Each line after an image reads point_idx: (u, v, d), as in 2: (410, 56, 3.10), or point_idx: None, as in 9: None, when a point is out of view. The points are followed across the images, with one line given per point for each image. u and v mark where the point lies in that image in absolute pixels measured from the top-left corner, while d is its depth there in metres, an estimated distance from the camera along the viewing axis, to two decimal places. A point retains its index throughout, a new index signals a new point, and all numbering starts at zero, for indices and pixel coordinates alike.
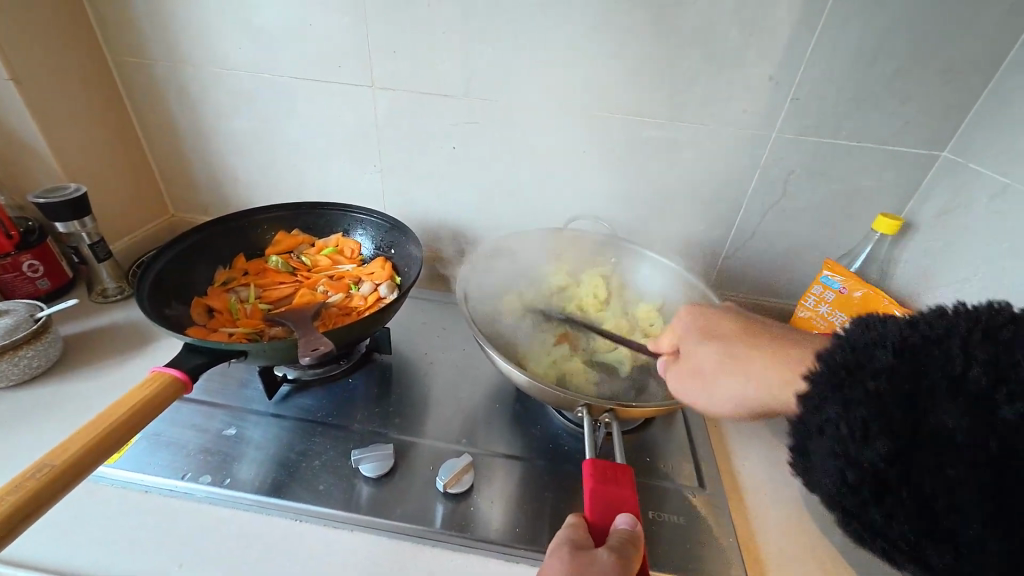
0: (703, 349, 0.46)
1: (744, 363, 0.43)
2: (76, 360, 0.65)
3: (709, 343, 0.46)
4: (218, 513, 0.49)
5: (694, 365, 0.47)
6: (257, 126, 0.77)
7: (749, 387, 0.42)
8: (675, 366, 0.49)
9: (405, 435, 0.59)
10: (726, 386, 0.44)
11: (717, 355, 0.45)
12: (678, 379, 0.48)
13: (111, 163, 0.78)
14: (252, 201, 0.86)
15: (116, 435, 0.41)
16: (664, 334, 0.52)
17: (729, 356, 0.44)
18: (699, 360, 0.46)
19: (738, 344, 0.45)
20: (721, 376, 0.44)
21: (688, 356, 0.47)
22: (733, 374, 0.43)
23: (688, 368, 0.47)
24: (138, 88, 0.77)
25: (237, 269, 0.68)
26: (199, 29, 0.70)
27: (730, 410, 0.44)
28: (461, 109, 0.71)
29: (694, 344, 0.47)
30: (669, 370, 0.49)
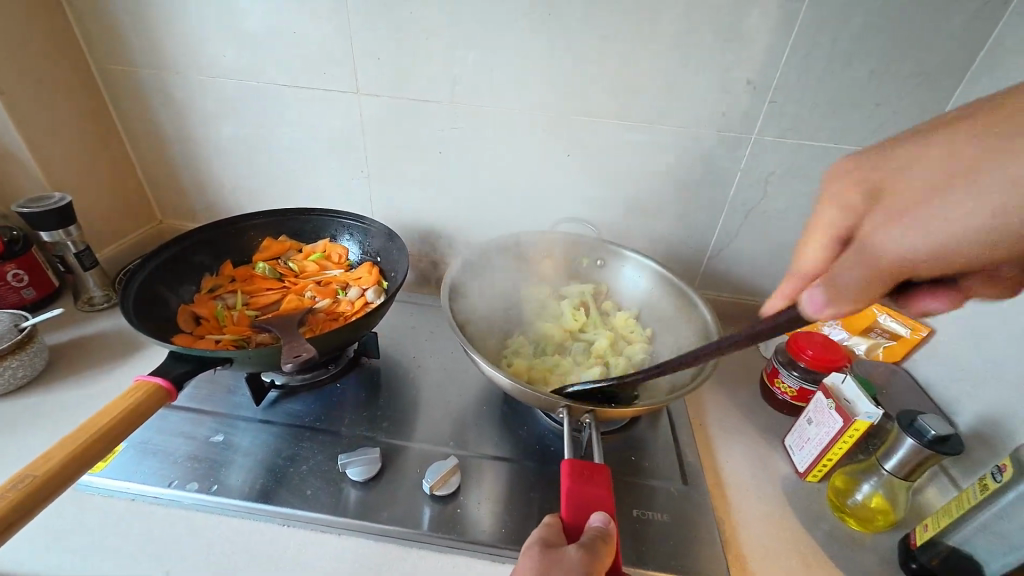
0: (919, 190, 0.24)
1: (966, 183, 0.22)
2: (62, 369, 0.65)
3: (917, 164, 0.25)
4: (205, 520, 0.50)
5: (895, 208, 0.25)
6: (243, 133, 0.78)
7: (996, 199, 0.20)
8: (861, 242, 0.26)
9: (393, 438, 0.60)
10: (913, 234, 0.23)
11: (879, 206, 0.26)
12: (864, 243, 0.25)
13: (95, 172, 0.78)
14: (240, 206, 0.86)
15: (98, 445, 0.41)
16: (805, 244, 0.32)
17: (900, 211, 0.24)
18: (921, 196, 0.24)
19: (968, 142, 0.23)
20: (937, 204, 0.23)
21: (917, 235, 0.23)
22: (966, 193, 0.22)
23: (884, 222, 0.25)
24: (123, 96, 0.77)
25: (224, 276, 0.69)
26: (183, 37, 0.71)
27: (907, 260, 0.24)
28: (446, 113, 0.72)
29: (913, 172, 0.25)
30: (829, 268, 0.27)
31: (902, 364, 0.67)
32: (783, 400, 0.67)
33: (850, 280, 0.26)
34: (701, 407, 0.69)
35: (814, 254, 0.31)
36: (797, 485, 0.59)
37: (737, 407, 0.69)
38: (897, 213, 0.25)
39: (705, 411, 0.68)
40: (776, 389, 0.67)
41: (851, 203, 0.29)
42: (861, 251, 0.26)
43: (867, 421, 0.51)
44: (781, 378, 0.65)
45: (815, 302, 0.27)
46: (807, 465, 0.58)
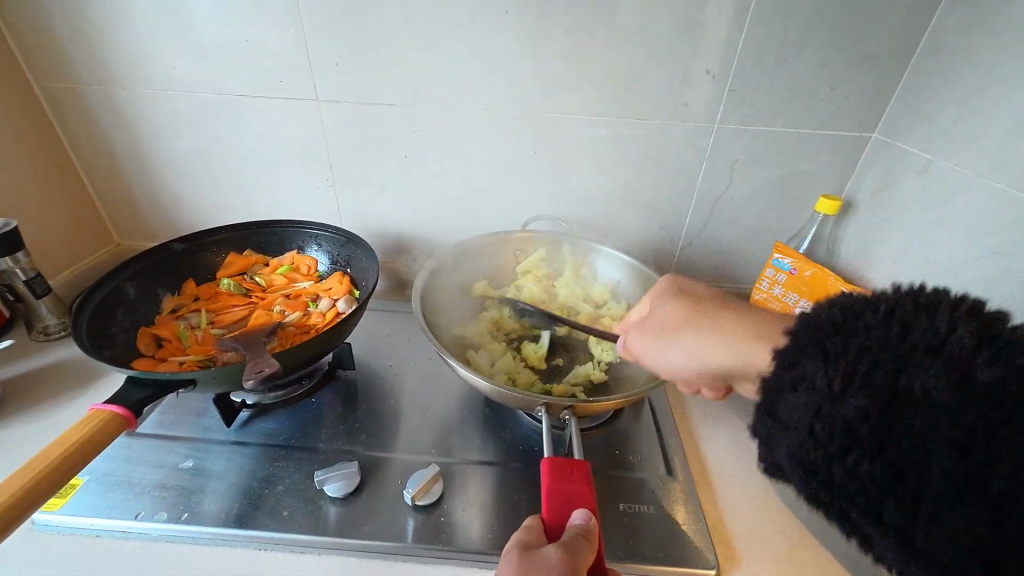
0: (663, 322, 0.49)
1: (739, 332, 0.43)
2: (16, 403, 0.61)
3: (670, 305, 0.49)
4: (177, 550, 0.48)
5: (658, 326, 0.49)
6: (201, 146, 0.75)
7: (708, 342, 0.44)
8: (640, 332, 0.50)
9: (373, 450, 0.58)
10: (681, 353, 0.46)
11: (662, 325, 0.48)
12: (641, 337, 0.50)
13: (44, 194, 0.74)
14: (202, 223, 0.83)
15: (32, 492, 0.38)
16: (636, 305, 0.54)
17: (665, 326, 0.48)
18: (663, 320, 0.49)
19: (698, 311, 0.47)
20: (672, 342, 0.47)
21: (657, 350, 0.48)
22: (708, 329, 0.45)
23: (651, 343, 0.49)
24: (70, 115, 0.74)
25: (187, 295, 0.66)
26: (131, 50, 0.68)
27: (680, 368, 0.47)
28: (409, 117, 0.71)
29: (663, 305, 0.50)
30: (632, 334, 0.51)
31: None
32: None
33: (647, 359, 0.50)
34: (682, 397, 0.69)
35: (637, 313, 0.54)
36: None
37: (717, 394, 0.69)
38: (658, 328, 0.49)
39: (686, 399, 0.69)
40: None
41: (660, 321, 0.49)
42: (632, 348, 0.51)
43: None
44: None
45: (623, 347, 0.53)
46: None
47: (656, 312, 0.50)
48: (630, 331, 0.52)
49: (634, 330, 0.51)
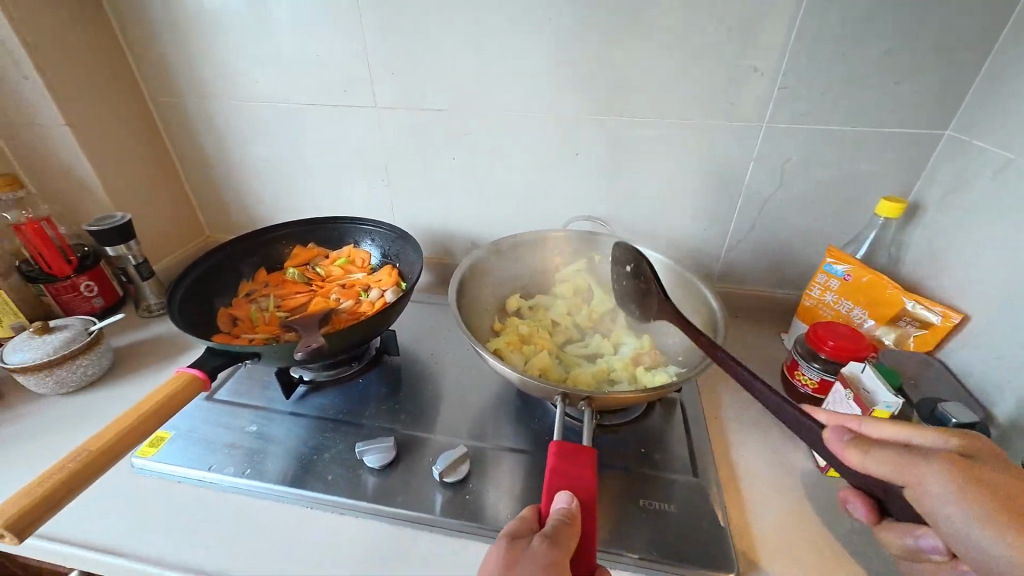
0: (1000, 482, 0.33)
1: None
2: (124, 367, 0.73)
3: (1016, 477, 0.33)
4: (240, 501, 0.55)
5: (989, 482, 0.32)
6: (277, 151, 0.85)
7: None
8: (938, 460, 0.33)
9: (411, 430, 0.63)
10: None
11: (1006, 494, 0.32)
12: (932, 474, 0.33)
13: (153, 192, 0.87)
14: (276, 219, 0.93)
15: (127, 439, 0.46)
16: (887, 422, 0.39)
17: (1005, 489, 0.32)
18: (988, 476, 0.33)
19: None
20: (1012, 519, 0.31)
21: (964, 495, 0.32)
22: None
23: (947, 478, 0.33)
24: (174, 125, 0.86)
25: (260, 281, 0.75)
26: (223, 68, 0.78)
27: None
28: (455, 121, 0.75)
29: (983, 463, 0.35)
30: (931, 471, 0.33)
31: (935, 354, 0.63)
32: (805, 393, 0.64)
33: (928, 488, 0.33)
34: (717, 402, 0.67)
35: (882, 430, 0.39)
36: (817, 480, 0.57)
37: (756, 402, 0.67)
38: (975, 476, 0.33)
39: (721, 404, 0.67)
40: (797, 381, 0.65)
41: (990, 473, 0.33)
42: (911, 468, 0.34)
43: (886, 410, 0.49)
44: (801, 370, 0.63)
45: (844, 438, 0.37)
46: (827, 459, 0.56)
47: (972, 463, 0.34)
48: (923, 462, 0.33)
49: (938, 466, 0.33)
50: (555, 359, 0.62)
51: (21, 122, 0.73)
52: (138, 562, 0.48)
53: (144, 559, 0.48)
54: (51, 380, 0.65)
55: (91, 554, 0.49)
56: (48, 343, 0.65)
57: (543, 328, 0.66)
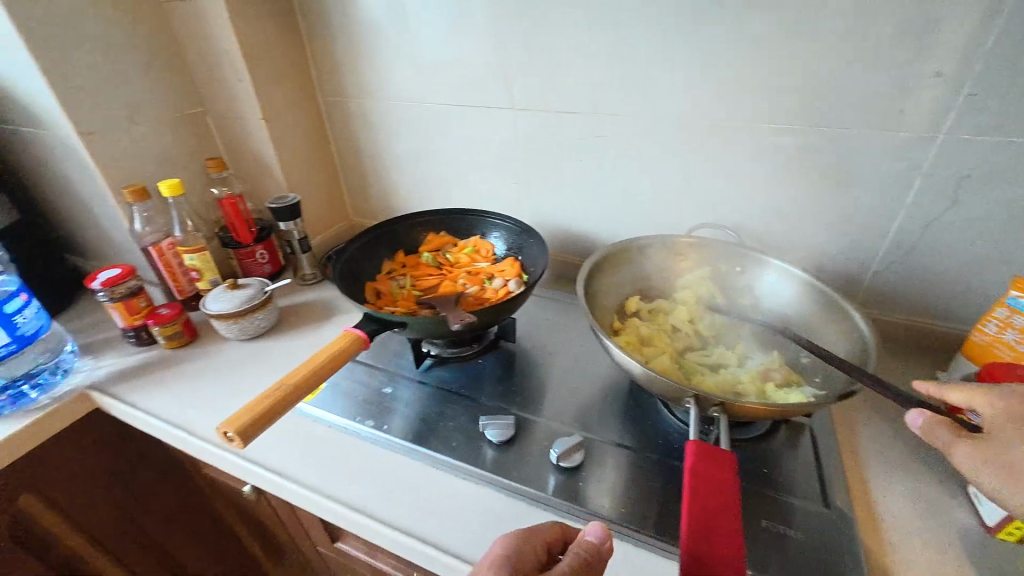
0: None
1: None
2: (286, 324, 0.86)
3: None
4: (378, 451, 0.62)
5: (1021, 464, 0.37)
6: (420, 147, 0.94)
7: None
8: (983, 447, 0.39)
9: (526, 413, 0.66)
10: None
11: None
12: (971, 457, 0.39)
13: (316, 178, 1.01)
14: (411, 208, 1.03)
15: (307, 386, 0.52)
16: (955, 389, 0.44)
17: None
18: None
19: None
20: None
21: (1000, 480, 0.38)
22: None
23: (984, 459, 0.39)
24: (337, 121, 0.99)
25: (397, 262, 0.83)
26: (383, 72, 0.89)
27: None
28: (588, 123, 0.78)
29: None
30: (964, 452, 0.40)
31: None
32: None
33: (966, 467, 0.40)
34: (853, 434, 0.62)
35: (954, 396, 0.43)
36: (981, 540, 0.50)
37: (902, 442, 0.61)
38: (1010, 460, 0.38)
39: (858, 438, 0.61)
40: None
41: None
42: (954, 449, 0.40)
43: None
44: None
45: (915, 420, 0.43)
46: (997, 520, 0.49)
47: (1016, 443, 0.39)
48: (957, 445, 0.40)
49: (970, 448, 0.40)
50: (678, 362, 0.61)
51: (230, 116, 0.90)
52: (301, 487, 0.59)
53: (307, 489, 0.58)
54: (237, 326, 0.80)
55: (270, 475, 0.60)
56: (236, 297, 0.79)
57: (664, 331, 0.66)
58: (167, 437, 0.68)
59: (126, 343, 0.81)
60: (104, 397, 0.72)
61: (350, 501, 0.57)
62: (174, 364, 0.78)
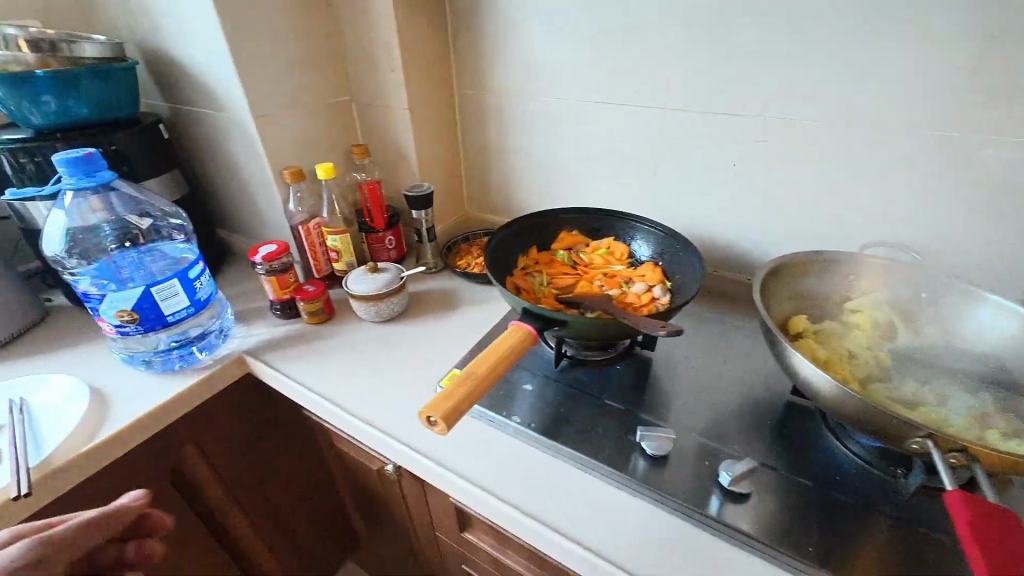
0: None
1: None
2: (415, 310, 0.88)
3: None
4: (527, 449, 0.63)
5: None
6: (552, 143, 0.93)
7: None
8: None
9: (676, 426, 0.63)
10: None
11: None
12: None
13: (443, 169, 1.03)
14: (532, 203, 1.03)
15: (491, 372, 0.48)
16: None
17: None
18: None
19: None
20: None
21: None
22: None
23: None
24: (469, 114, 1.00)
25: (531, 258, 0.81)
26: (526, 67, 0.88)
27: None
28: (750, 126, 0.73)
29: None
30: None
31: None
32: None
33: None
34: None
35: None
36: None
37: None
38: None
39: None
40: None
41: None
42: None
43: None
44: None
45: None
46: None
47: None
48: None
49: None
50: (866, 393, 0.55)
51: (374, 105, 0.93)
52: (456, 476, 0.60)
53: (455, 474, 0.60)
54: (374, 309, 0.82)
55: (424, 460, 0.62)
56: (377, 281, 0.82)
57: (842, 357, 0.60)
58: (313, 404, 0.72)
59: (272, 314, 0.87)
60: (258, 361, 0.77)
61: (507, 496, 0.57)
62: (316, 339, 0.82)
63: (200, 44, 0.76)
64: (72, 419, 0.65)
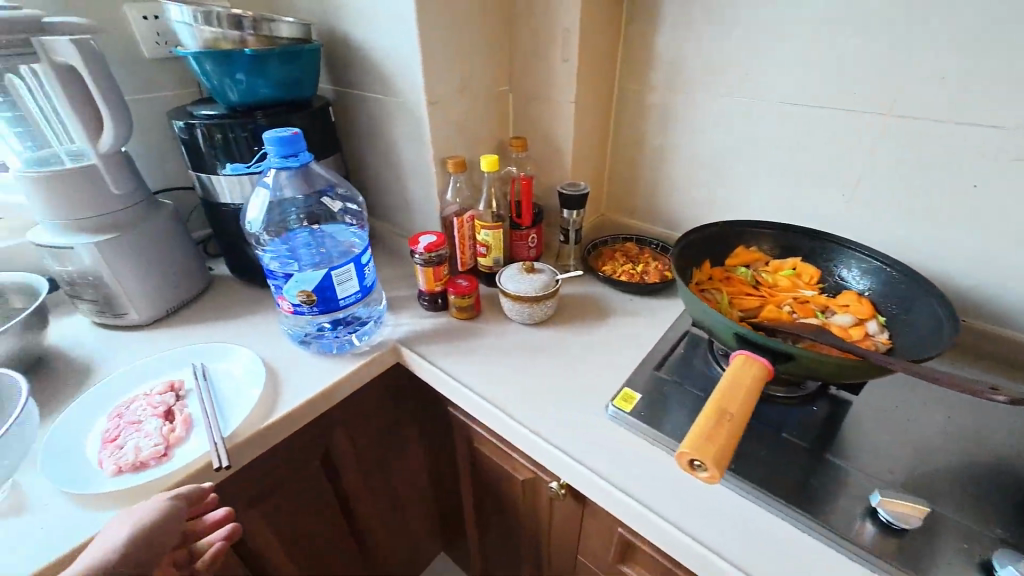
0: None
1: None
2: (562, 315, 0.84)
3: None
4: (725, 492, 0.55)
5: None
6: (725, 147, 0.85)
7: None
8: None
9: (904, 489, 0.54)
10: None
11: None
12: None
13: (591, 167, 0.98)
14: (684, 210, 0.95)
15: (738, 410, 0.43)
16: None
17: None
18: None
19: None
20: None
21: None
22: None
23: None
24: (627, 110, 0.94)
25: (704, 273, 0.73)
26: (711, 62, 0.80)
27: None
28: (1005, 143, 0.62)
29: None
30: None
31: None
32: None
33: None
34: None
35: None
36: None
37: None
38: None
39: None
40: None
41: None
42: None
43: None
44: None
45: None
46: None
47: None
48: None
49: None
50: None
51: (535, 96, 0.88)
52: (650, 512, 0.54)
53: (642, 503, 0.54)
54: (528, 311, 0.79)
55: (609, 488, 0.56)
56: (532, 283, 0.78)
57: None
58: (473, 408, 0.69)
59: (419, 304, 0.86)
60: (414, 354, 0.75)
61: (717, 546, 0.51)
62: (467, 335, 0.79)
63: (386, 28, 0.75)
64: (251, 392, 0.67)
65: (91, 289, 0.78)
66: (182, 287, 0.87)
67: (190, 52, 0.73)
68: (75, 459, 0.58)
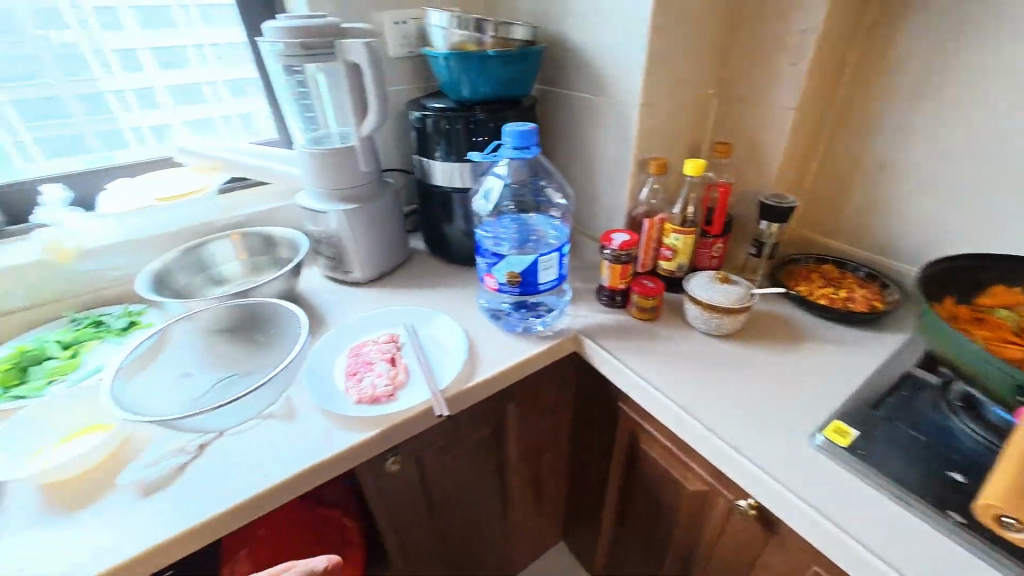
0: None
1: None
2: (750, 332, 0.79)
3: None
4: (980, 562, 0.47)
5: None
6: (985, 167, 0.73)
7: None
8: None
9: None
10: None
11: None
12: None
13: (795, 180, 0.91)
14: (908, 237, 0.84)
15: None
16: None
17: None
18: None
19: None
20: None
21: None
22: None
23: None
24: (851, 119, 0.85)
25: (949, 310, 0.64)
26: (984, 67, 0.69)
27: None
28: None
29: None
30: None
31: None
32: None
33: None
34: None
35: None
36: None
37: None
38: None
39: None
40: None
41: None
42: None
43: None
44: None
45: None
46: None
47: None
48: None
49: None
50: None
51: (747, 101, 0.85)
52: (882, 562, 0.48)
53: (883, 563, 0.48)
54: (715, 322, 0.76)
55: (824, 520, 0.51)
56: (727, 294, 0.76)
57: None
58: (666, 416, 0.67)
59: (596, 299, 0.89)
60: (600, 349, 0.77)
61: None
62: (649, 336, 0.80)
63: (613, 32, 0.78)
64: (458, 359, 0.75)
65: (331, 248, 0.94)
66: (390, 255, 1.00)
67: (439, 52, 0.83)
68: (327, 384, 0.70)
